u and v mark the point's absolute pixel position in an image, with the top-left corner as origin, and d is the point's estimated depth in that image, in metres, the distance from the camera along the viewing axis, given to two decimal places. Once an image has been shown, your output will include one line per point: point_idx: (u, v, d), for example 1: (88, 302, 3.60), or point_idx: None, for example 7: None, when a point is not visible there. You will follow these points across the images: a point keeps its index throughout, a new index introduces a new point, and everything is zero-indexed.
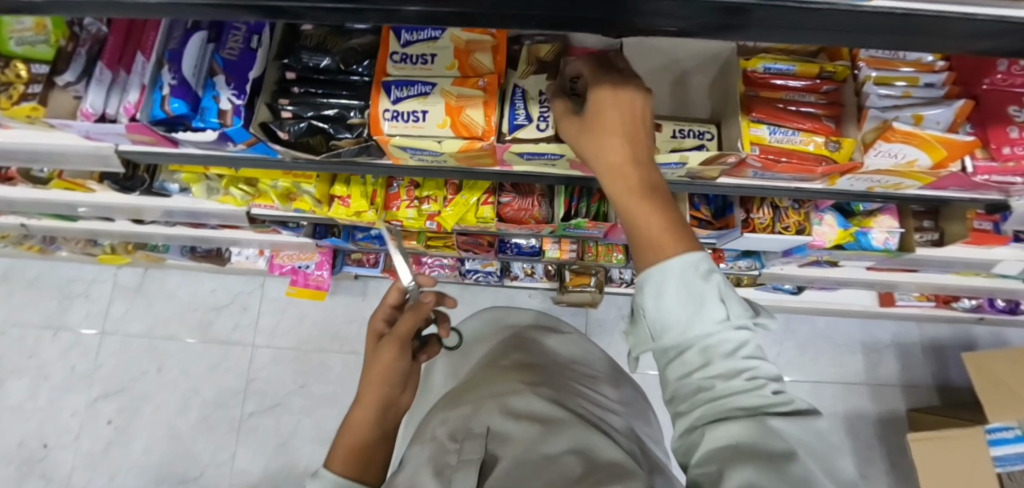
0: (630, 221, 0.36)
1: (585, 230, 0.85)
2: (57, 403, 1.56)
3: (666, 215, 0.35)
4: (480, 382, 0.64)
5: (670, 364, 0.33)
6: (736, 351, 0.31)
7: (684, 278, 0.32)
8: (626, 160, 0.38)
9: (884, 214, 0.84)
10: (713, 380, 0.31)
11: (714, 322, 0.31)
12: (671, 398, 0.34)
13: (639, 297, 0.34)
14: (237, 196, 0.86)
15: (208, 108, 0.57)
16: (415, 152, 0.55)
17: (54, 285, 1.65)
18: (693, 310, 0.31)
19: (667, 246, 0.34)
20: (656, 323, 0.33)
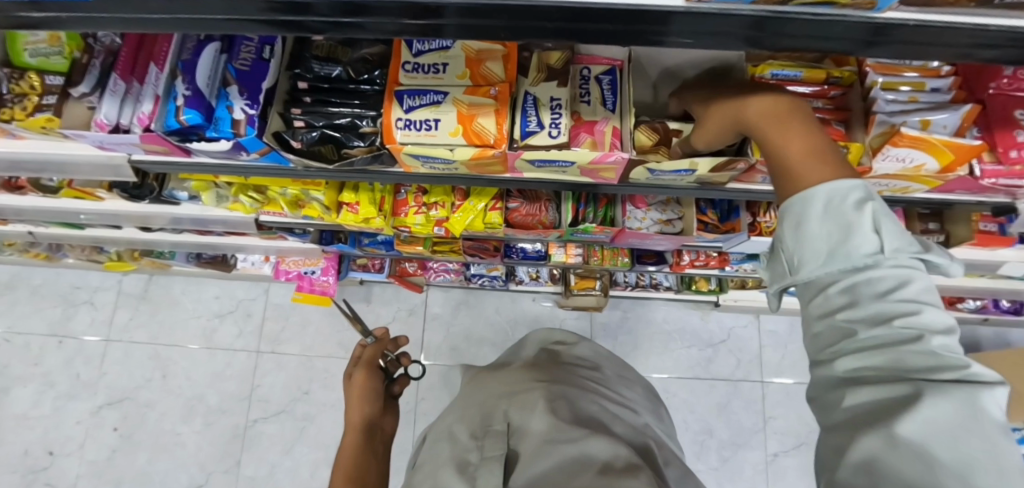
0: (778, 162, 0.36)
1: (592, 235, 0.86)
2: (62, 411, 1.56)
3: (817, 154, 0.34)
4: (495, 378, 0.66)
5: (810, 304, 0.32)
6: (890, 293, 0.28)
7: (829, 210, 0.31)
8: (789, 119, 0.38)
9: None
10: (860, 323, 0.29)
11: (865, 256, 0.29)
12: (813, 346, 0.33)
13: (781, 234, 0.33)
14: (246, 203, 0.86)
15: (222, 118, 0.57)
16: (427, 160, 0.56)
17: (59, 292, 1.65)
18: (838, 238, 0.30)
19: (813, 176, 0.33)
20: (795, 258, 0.32)
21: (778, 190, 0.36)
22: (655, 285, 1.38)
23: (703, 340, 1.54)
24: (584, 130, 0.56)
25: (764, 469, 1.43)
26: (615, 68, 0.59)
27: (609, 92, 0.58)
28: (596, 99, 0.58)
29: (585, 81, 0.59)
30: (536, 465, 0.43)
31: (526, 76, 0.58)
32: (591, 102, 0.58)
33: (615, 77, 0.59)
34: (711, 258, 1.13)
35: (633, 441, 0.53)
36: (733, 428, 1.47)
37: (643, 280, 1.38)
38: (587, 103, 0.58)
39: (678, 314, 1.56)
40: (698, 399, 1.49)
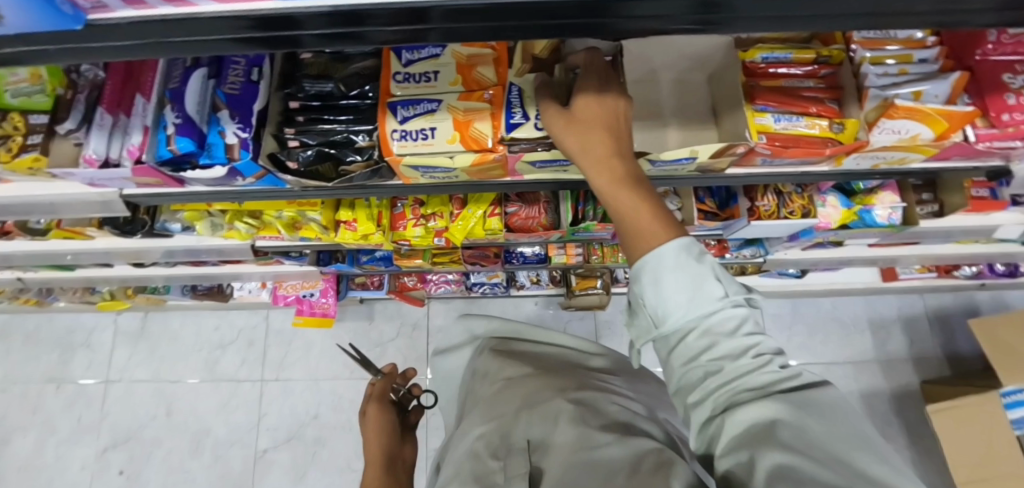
0: (619, 216, 0.38)
1: (594, 233, 0.86)
2: (64, 458, 1.52)
3: (652, 207, 0.37)
4: (508, 388, 0.64)
5: (672, 348, 0.34)
6: (738, 328, 0.33)
7: (678, 263, 0.34)
8: (610, 128, 0.41)
9: (884, 191, 0.86)
10: (723, 360, 0.32)
11: (714, 304, 0.33)
12: (677, 389, 0.34)
13: (637, 286, 0.35)
14: (242, 230, 0.84)
15: (215, 144, 0.56)
16: (427, 170, 0.56)
17: (53, 337, 1.62)
18: (688, 290, 0.33)
19: (653, 235, 0.36)
20: (658, 310, 0.34)
21: (625, 247, 0.38)
22: None
23: None
24: None
25: None
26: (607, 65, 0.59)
27: None
28: None
29: None
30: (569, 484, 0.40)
31: (512, 68, 0.55)
32: None
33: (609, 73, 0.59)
34: (711, 246, 1.13)
35: (663, 441, 0.51)
36: None
37: None
38: None
39: None
40: None
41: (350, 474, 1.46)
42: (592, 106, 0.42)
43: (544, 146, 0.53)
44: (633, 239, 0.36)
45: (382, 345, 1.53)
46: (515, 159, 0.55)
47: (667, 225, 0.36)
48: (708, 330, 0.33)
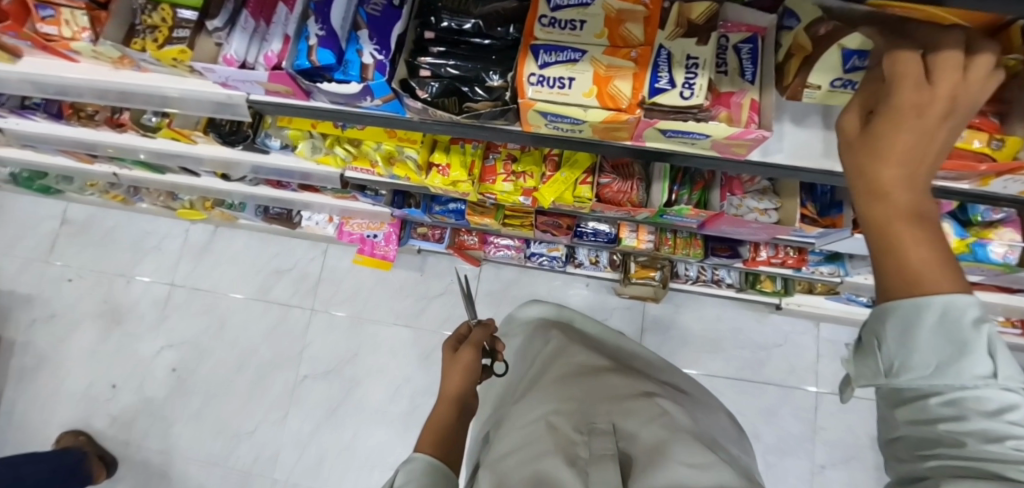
0: (880, 232, 0.29)
1: (684, 218, 0.83)
2: (126, 348, 1.64)
3: (939, 244, 0.27)
4: (589, 380, 0.71)
5: (902, 407, 0.29)
6: (1005, 414, 0.25)
7: (947, 322, 0.26)
8: (918, 121, 0.28)
9: (1005, 227, 0.79)
10: (967, 438, 0.25)
11: (981, 377, 0.25)
12: (897, 440, 0.30)
13: (875, 327, 0.29)
14: (340, 156, 0.86)
15: (352, 61, 0.57)
16: (553, 119, 0.55)
17: (131, 236, 1.73)
18: (950, 356, 0.26)
19: (931, 275, 0.27)
20: (893, 359, 0.28)
21: (879, 276, 0.29)
22: (717, 280, 1.34)
23: (758, 343, 1.49)
24: (726, 105, 0.54)
25: (810, 480, 1.40)
26: (755, 35, 0.57)
27: (749, 63, 0.56)
28: (733, 69, 0.56)
29: (724, 49, 0.57)
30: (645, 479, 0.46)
31: (663, 29, 0.54)
32: (727, 72, 0.56)
33: (755, 46, 0.57)
34: (789, 256, 1.08)
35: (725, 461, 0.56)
36: (782, 434, 1.43)
37: (706, 275, 1.34)
38: (724, 74, 0.55)
39: (734, 315, 1.51)
40: (747, 402, 1.45)
41: (378, 416, 1.50)
42: (912, 79, 0.30)
43: (684, 117, 0.52)
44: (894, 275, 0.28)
45: (429, 298, 1.56)
46: (646, 124, 0.54)
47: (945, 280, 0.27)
48: (958, 399, 0.26)
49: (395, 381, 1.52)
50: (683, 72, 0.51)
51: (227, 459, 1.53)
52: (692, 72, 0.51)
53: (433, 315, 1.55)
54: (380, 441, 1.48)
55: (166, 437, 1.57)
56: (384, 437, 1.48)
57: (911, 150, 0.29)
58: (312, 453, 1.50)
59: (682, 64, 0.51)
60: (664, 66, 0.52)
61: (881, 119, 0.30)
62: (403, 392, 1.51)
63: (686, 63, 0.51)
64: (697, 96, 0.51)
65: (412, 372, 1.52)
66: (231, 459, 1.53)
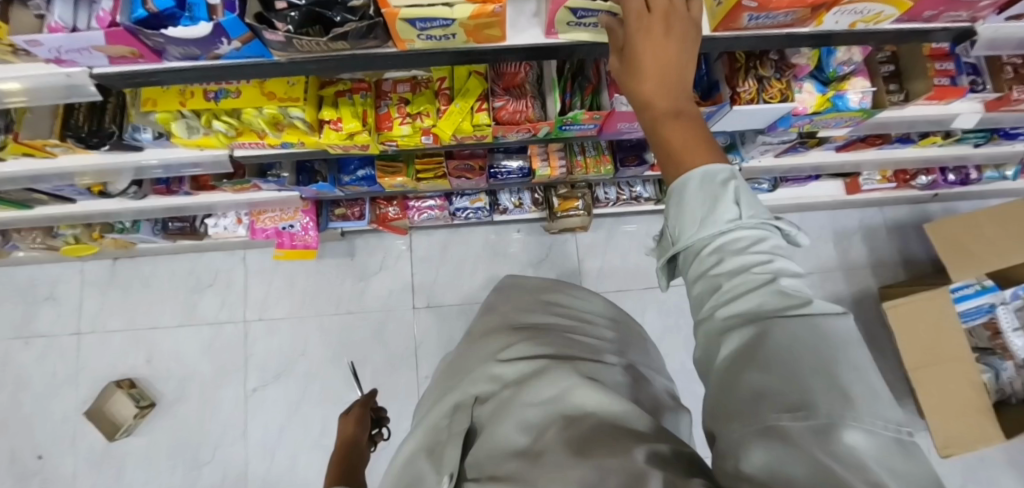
0: (663, 152, 0.40)
1: (582, 126, 0.85)
2: (42, 412, 1.47)
3: (692, 136, 0.39)
4: (464, 366, 0.61)
5: (702, 279, 0.34)
6: (752, 246, 0.33)
7: (703, 187, 0.35)
8: (667, 65, 0.43)
9: (856, 76, 0.87)
10: (729, 275, 0.32)
11: (727, 223, 0.34)
12: (695, 297, 0.35)
13: (666, 208, 0.37)
14: (221, 132, 0.80)
15: (197, 5, 0.53)
16: (424, 26, 0.54)
17: (14, 290, 1.53)
18: (706, 212, 0.34)
19: (693, 158, 0.38)
20: (680, 230, 0.36)
21: (663, 170, 0.40)
22: (636, 197, 1.43)
23: None
24: None
25: None
26: None
27: None
28: None
29: None
30: (499, 433, 0.41)
31: None
32: None
33: None
34: None
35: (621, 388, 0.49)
36: None
37: (624, 194, 1.42)
38: None
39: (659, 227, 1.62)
40: (685, 302, 1.58)
41: (342, 407, 1.47)
42: (669, 44, 0.43)
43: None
44: (669, 161, 0.39)
45: (367, 279, 1.55)
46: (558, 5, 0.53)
47: (708, 145, 0.39)
48: (720, 247, 0.34)
49: (351, 367, 1.49)
50: None
51: None
52: None
53: (376, 293, 1.54)
54: None
55: None
56: None
57: (666, 69, 0.42)
58: (281, 460, 1.44)
59: None
60: None
61: (634, 66, 0.44)
62: (362, 376, 1.49)
63: None
64: None
65: (368, 354, 1.50)
66: None
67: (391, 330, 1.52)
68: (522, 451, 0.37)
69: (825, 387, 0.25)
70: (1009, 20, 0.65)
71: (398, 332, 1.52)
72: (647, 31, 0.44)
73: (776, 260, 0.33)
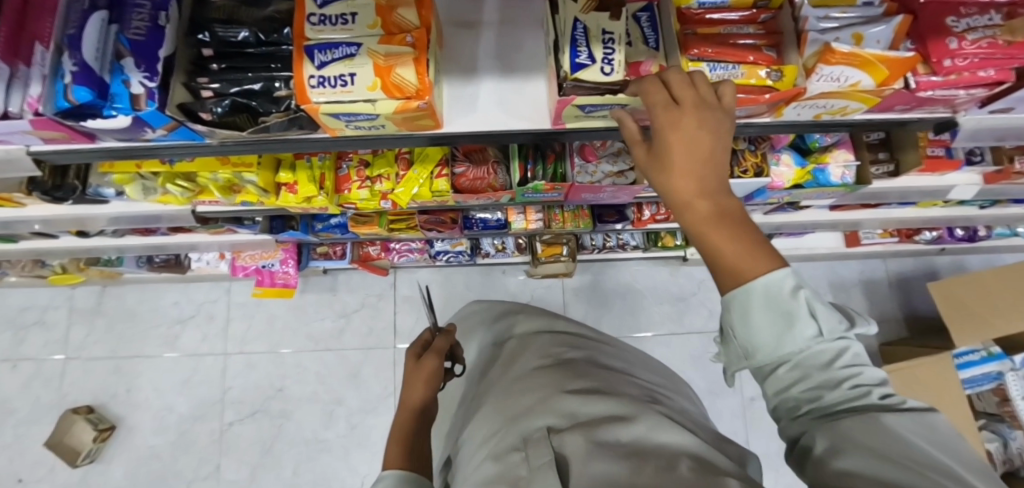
0: (715, 264, 0.35)
1: (544, 194, 0.83)
2: (25, 437, 1.48)
3: (746, 239, 0.34)
4: (514, 383, 0.56)
5: (787, 388, 0.34)
6: (836, 358, 0.33)
7: (776, 301, 0.32)
8: (703, 157, 0.35)
9: (838, 148, 0.83)
10: (822, 390, 0.33)
11: (808, 339, 0.33)
12: (778, 405, 0.36)
13: (729, 320, 0.35)
14: (176, 193, 0.81)
15: (120, 95, 0.52)
16: (349, 119, 0.52)
17: (7, 315, 1.56)
18: (783, 330, 0.33)
19: (752, 269, 0.33)
20: (753, 345, 0.34)
21: (716, 278, 0.35)
22: (623, 245, 1.39)
23: (673, 295, 1.57)
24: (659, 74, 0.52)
25: (742, 416, 1.48)
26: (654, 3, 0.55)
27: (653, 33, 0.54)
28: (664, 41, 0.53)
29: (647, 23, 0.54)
30: (588, 454, 0.35)
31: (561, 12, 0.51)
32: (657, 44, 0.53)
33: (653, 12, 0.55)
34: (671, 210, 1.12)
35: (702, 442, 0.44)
36: (710, 379, 1.50)
37: (610, 241, 1.39)
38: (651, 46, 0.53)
39: (649, 273, 1.58)
40: (673, 354, 1.53)
41: (316, 446, 1.46)
42: (705, 133, 0.35)
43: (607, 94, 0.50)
44: (726, 275, 0.34)
45: (348, 316, 1.54)
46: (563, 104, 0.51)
47: (764, 252, 0.34)
48: (800, 362, 0.34)
49: (327, 407, 1.48)
50: (601, 45, 0.49)
51: None
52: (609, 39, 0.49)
53: (356, 331, 1.53)
54: (324, 470, 1.44)
55: None
56: (328, 466, 1.44)
57: (704, 167, 0.35)
58: None
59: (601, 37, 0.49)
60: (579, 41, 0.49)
61: (664, 161, 0.36)
62: (338, 416, 1.47)
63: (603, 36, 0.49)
64: (617, 71, 0.49)
65: (345, 393, 1.49)
66: None
67: (369, 370, 1.50)
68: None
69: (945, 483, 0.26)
70: (991, 112, 0.61)
71: (377, 372, 1.50)
72: (674, 120, 0.36)
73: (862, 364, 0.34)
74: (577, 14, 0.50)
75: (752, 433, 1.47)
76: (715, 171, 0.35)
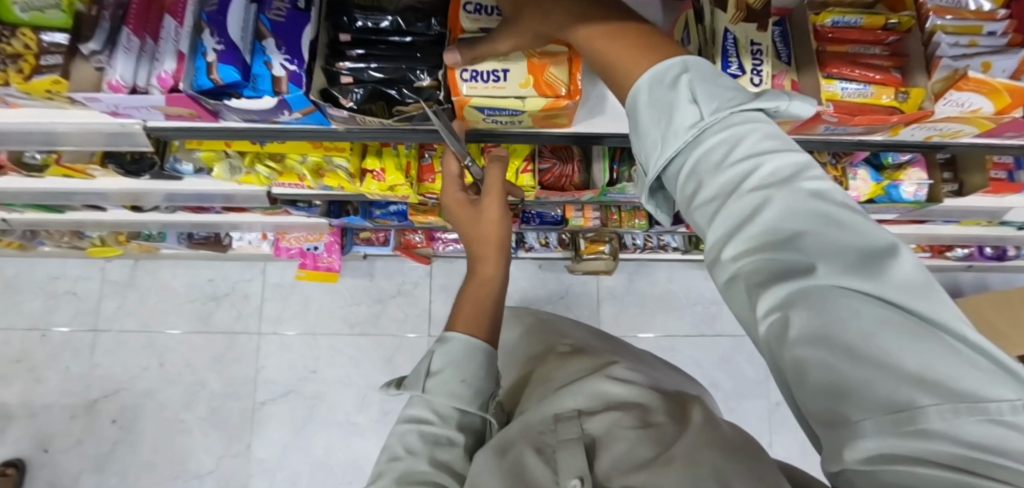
0: (619, 87, 0.35)
1: (627, 195, 0.85)
2: (52, 407, 1.46)
3: (642, 54, 0.34)
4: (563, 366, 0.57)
5: (692, 200, 0.29)
6: (731, 148, 0.28)
7: (655, 101, 0.31)
8: (609, 32, 0.37)
9: (913, 167, 0.85)
10: (713, 190, 0.27)
11: (688, 127, 0.29)
12: (692, 224, 0.30)
13: (633, 140, 0.33)
14: (262, 174, 0.81)
15: (261, 76, 0.52)
16: (491, 113, 0.53)
17: (37, 284, 1.53)
18: (662, 125, 0.30)
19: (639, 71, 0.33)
20: (645, 157, 0.32)
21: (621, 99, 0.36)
22: (663, 246, 1.41)
23: (705, 297, 1.60)
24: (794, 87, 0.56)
25: (767, 417, 1.53)
26: (784, 19, 0.59)
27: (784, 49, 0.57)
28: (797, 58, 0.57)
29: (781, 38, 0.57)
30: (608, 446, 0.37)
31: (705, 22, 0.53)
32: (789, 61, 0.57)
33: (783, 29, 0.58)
34: None
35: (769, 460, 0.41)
36: (737, 380, 1.55)
37: (651, 242, 1.41)
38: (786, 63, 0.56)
39: (682, 274, 1.60)
40: (702, 354, 1.56)
41: (349, 429, 1.46)
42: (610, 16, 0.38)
43: None
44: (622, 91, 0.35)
45: (384, 302, 1.54)
46: None
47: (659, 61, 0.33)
48: (694, 166, 0.29)
49: (360, 391, 1.48)
50: (749, 57, 0.51)
51: None
52: (756, 51, 0.51)
53: (391, 317, 1.53)
54: (355, 452, 1.45)
55: None
56: (360, 448, 1.45)
57: (603, 36, 0.37)
58: (283, 478, 1.44)
59: (747, 48, 0.51)
60: (727, 52, 0.51)
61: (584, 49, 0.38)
62: (371, 400, 1.48)
63: (750, 46, 0.51)
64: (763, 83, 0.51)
65: (378, 379, 1.49)
66: None
67: (403, 357, 1.50)
68: (657, 463, 0.33)
69: (907, 377, 0.19)
70: None
71: (410, 360, 1.50)
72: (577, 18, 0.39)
73: (791, 176, 0.26)
74: (727, 24, 0.52)
75: (775, 434, 1.51)
76: (616, 29, 0.37)
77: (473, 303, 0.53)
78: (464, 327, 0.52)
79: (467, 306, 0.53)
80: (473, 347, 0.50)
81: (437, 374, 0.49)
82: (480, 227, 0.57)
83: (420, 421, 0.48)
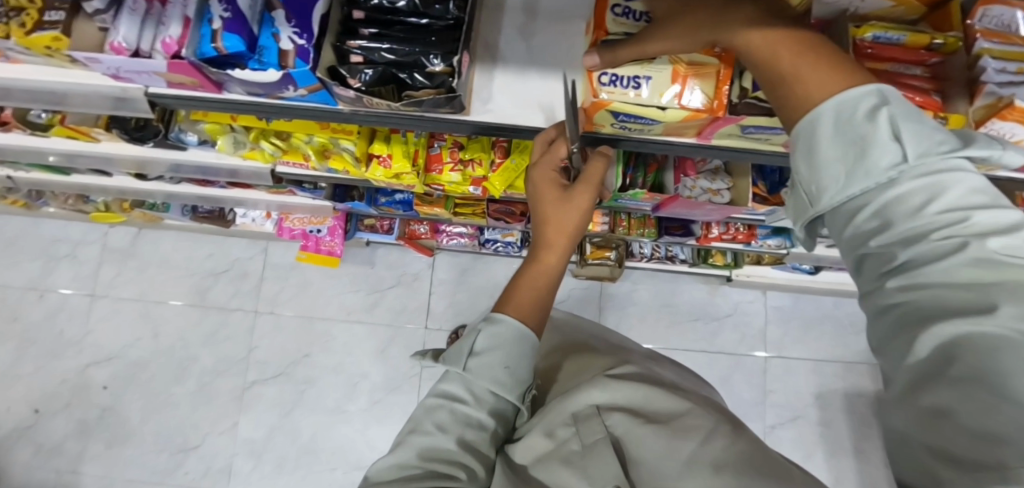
0: (788, 99, 0.35)
1: (638, 201, 0.83)
2: (44, 369, 1.46)
3: (825, 70, 0.34)
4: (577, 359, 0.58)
5: (864, 238, 0.30)
6: (929, 202, 0.28)
7: (843, 126, 0.31)
8: (792, 43, 0.36)
9: None
10: (901, 233, 0.29)
11: (887, 168, 0.29)
12: (861, 260, 0.31)
13: (797, 163, 0.34)
14: (267, 151, 0.79)
15: (268, 48, 0.50)
16: (625, 118, 0.54)
17: (38, 244, 1.53)
18: (851, 160, 0.30)
19: (818, 89, 0.33)
20: (814, 186, 0.33)
21: (785, 111, 0.36)
22: (671, 257, 1.38)
23: (709, 313, 1.57)
24: None
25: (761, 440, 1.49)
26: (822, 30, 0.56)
27: None
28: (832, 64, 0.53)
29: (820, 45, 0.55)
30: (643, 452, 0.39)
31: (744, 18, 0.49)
32: None
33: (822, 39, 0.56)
34: (739, 232, 1.10)
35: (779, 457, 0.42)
36: (734, 400, 1.51)
37: (659, 252, 1.38)
38: None
39: (687, 287, 1.57)
40: (701, 371, 1.53)
41: (337, 417, 1.45)
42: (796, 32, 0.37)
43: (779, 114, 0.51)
44: (790, 103, 0.35)
45: (382, 291, 1.52)
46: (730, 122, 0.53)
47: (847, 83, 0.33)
48: (884, 207, 0.29)
49: (351, 379, 1.47)
50: None
51: (174, 476, 1.42)
52: None
53: (388, 307, 1.51)
54: (341, 441, 1.44)
55: (99, 462, 1.42)
56: (346, 437, 1.44)
57: (785, 49, 0.36)
58: (267, 460, 1.43)
59: None
60: None
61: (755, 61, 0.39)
62: (361, 389, 1.46)
63: None
64: None
65: (370, 368, 1.48)
66: (177, 475, 1.42)
67: (397, 348, 1.49)
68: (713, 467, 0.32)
69: None
70: None
71: (404, 352, 1.48)
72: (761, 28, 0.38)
73: (1002, 230, 0.27)
74: None
75: None
76: (807, 44, 0.36)
77: (535, 297, 0.50)
78: (513, 312, 0.48)
79: (522, 297, 0.50)
80: (522, 335, 0.47)
81: (480, 355, 0.45)
82: (543, 214, 0.54)
83: (453, 398, 0.45)
